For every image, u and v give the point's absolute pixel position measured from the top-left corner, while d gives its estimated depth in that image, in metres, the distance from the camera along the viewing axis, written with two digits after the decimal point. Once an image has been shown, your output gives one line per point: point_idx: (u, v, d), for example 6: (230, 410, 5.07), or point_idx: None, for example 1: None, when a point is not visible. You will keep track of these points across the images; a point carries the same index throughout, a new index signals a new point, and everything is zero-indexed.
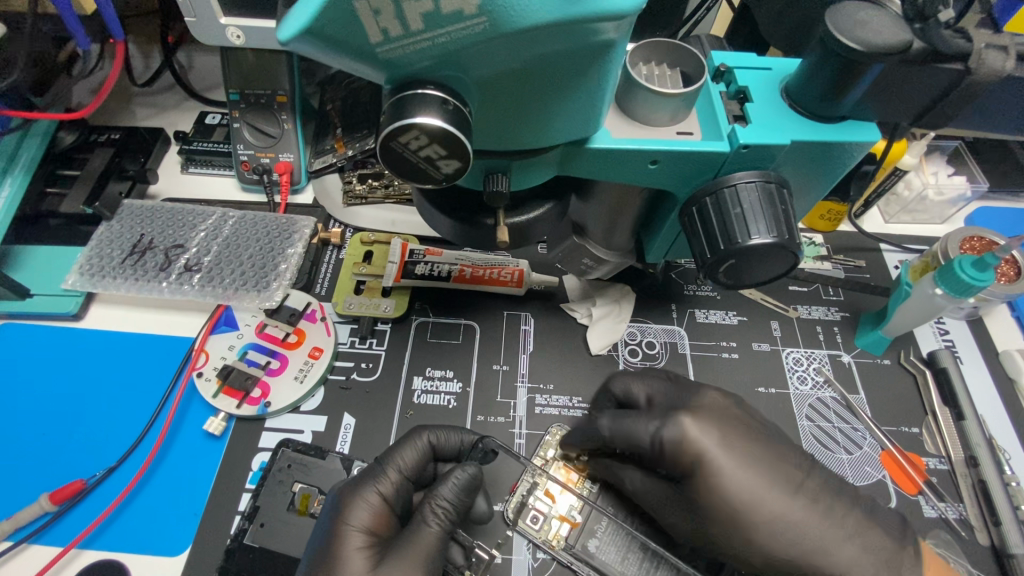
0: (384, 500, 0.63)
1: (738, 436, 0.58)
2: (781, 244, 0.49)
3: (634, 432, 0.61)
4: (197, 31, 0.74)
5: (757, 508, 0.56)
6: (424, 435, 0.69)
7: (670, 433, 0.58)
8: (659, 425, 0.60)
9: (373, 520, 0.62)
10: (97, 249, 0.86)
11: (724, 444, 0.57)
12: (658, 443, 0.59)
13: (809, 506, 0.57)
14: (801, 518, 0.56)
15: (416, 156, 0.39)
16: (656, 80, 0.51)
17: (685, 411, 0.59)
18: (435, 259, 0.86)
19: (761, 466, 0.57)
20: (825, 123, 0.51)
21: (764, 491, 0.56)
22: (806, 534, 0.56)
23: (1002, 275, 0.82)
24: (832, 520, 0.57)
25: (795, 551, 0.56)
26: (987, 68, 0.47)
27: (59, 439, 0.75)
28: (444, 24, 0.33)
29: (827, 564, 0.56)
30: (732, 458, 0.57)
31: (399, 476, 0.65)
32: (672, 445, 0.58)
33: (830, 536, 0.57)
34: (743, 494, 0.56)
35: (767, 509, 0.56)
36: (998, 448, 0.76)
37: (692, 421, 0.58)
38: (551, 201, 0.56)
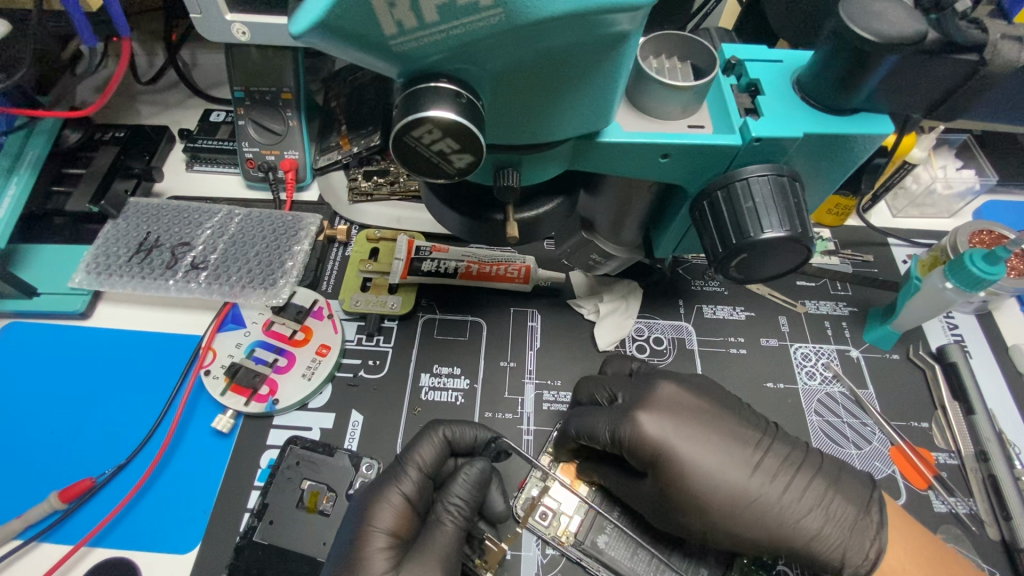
0: (407, 500, 0.63)
1: (689, 426, 0.65)
2: (793, 238, 0.49)
3: (595, 430, 0.68)
4: (202, 27, 0.73)
5: (714, 491, 0.63)
6: (439, 430, 0.68)
7: (626, 430, 0.65)
8: (616, 426, 0.66)
9: (396, 521, 0.62)
10: (103, 248, 0.85)
11: (677, 437, 0.64)
12: (617, 441, 0.66)
13: (767, 483, 0.64)
14: (760, 495, 0.63)
15: (428, 151, 0.39)
16: (667, 73, 0.51)
17: (639, 409, 0.66)
18: (442, 256, 0.86)
19: (714, 451, 0.64)
20: (837, 116, 0.51)
21: (718, 473, 0.63)
22: (766, 509, 0.63)
23: (1013, 270, 0.82)
24: (791, 497, 0.63)
25: (757, 526, 0.62)
26: (1002, 59, 0.47)
27: (68, 437, 0.76)
28: (458, 16, 0.33)
29: (790, 534, 0.62)
30: (686, 448, 0.64)
31: (420, 475, 0.65)
32: (629, 442, 0.65)
33: (790, 511, 0.63)
34: (699, 481, 0.63)
35: (723, 488, 0.63)
36: (1008, 442, 0.76)
37: (646, 417, 0.65)
38: (561, 195, 0.56)
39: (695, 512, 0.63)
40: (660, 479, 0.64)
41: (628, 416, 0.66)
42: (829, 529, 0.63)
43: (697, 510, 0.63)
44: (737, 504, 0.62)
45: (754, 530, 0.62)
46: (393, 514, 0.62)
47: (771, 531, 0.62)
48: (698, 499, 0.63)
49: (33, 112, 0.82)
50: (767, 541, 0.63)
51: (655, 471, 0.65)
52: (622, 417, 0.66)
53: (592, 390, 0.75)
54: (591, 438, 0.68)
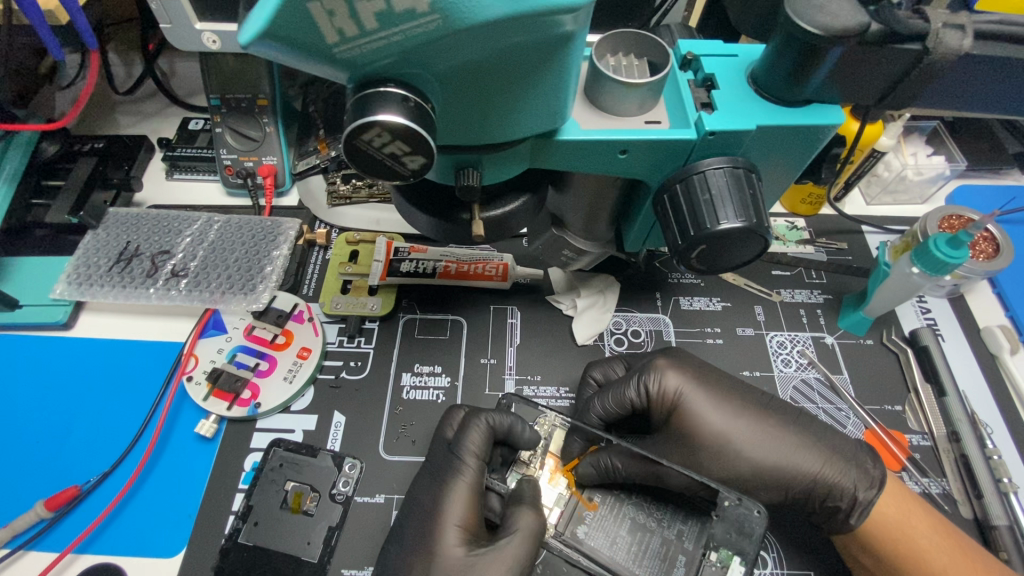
0: (472, 487, 0.66)
1: (707, 374, 0.74)
2: (748, 228, 0.50)
3: (621, 393, 0.74)
4: (173, 37, 0.74)
5: (735, 425, 0.70)
6: (482, 417, 0.69)
7: (653, 378, 0.73)
8: (641, 378, 0.74)
9: (467, 515, 0.65)
10: (83, 259, 0.86)
11: (697, 381, 0.73)
12: (644, 390, 0.73)
13: (779, 417, 0.72)
14: (775, 428, 0.71)
15: (381, 154, 0.40)
16: (623, 70, 0.52)
17: (661, 360, 0.74)
18: (420, 257, 0.88)
19: (728, 393, 0.73)
20: (790, 108, 0.52)
21: (734, 410, 0.71)
22: (778, 442, 0.70)
23: (981, 253, 0.83)
24: (795, 431, 0.71)
25: (774, 457, 0.69)
26: (944, 47, 0.48)
27: (54, 446, 0.76)
28: (397, 23, 0.34)
29: (803, 464, 0.69)
30: (705, 390, 0.72)
31: (477, 463, 0.67)
32: (656, 390, 0.73)
33: (802, 441, 0.70)
34: (720, 416, 0.71)
35: (740, 424, 0.71)
36: (980, 423, 0.77)
37: (668, 365, 0.73)
38: (526, 193, 0.57)
39: (719, 447, 0.70)
40: (683, 421, 0.71)
41: (652, 367, 0.73)
42: (834, 458, 0.69)
43: (720, 446, 0.70)
44: (754, 437, 0.70)
45: (772, 462, 0.69)
46: (464, 507, 0.65)
47: (786, 462, 0.69)
48: (720, 433, 0.70)
49: (10, 125, 0.82)
50: (784, 473, 0.69)
51: (678, 416, 0.72)
52: (646, 367, 0.74)
53: (603, 367, 0.80)
54: (619, 397, 0.74)
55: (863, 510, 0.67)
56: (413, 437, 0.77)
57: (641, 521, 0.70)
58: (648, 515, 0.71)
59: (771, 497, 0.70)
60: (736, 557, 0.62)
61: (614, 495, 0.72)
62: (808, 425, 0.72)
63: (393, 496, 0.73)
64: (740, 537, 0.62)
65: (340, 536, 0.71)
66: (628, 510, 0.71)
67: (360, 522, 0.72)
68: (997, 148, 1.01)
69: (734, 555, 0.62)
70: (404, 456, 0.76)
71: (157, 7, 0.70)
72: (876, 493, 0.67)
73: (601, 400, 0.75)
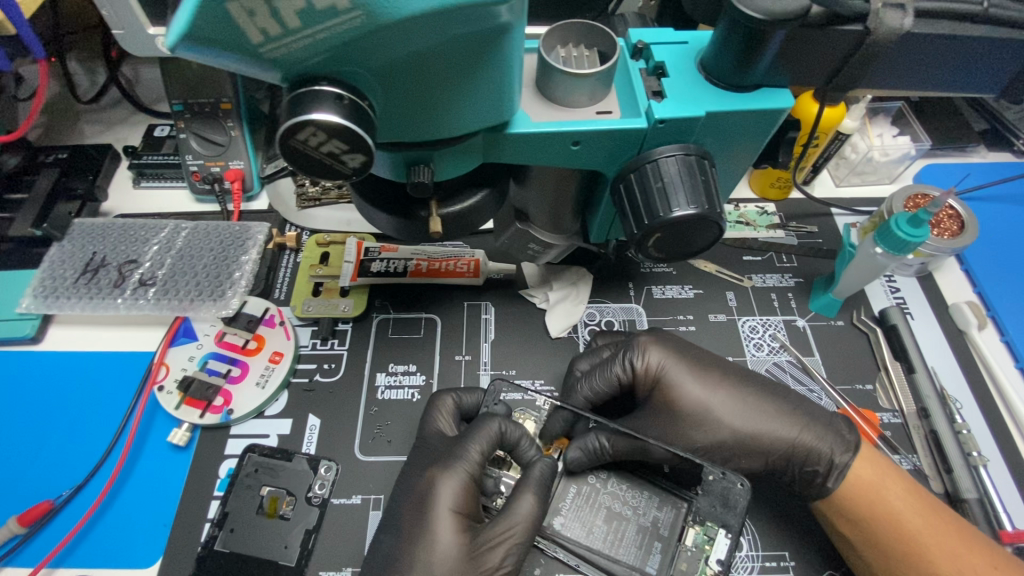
0: (471, 480, 0.66)
1: (690, 351, 0.75)
2: (701, 215, 0.50)
3: (608, 370, 0.75)
4: (127, 43, 0.73)
5: (718, 397, 0.72)
6: (495, 422, 0.68)
7: (636, 354, 0.74)
8: (626, 355, 0.75)
9: (462, 500, 0.65)
10: (50, 271, 0.85)
11: (680, 358, 0.74)
12: (629, 367, 0.75)
13: (758, 390, 0.73)
14: (756, 400, 0.72)
15: (318, 152, 0.40)
16: (573, 61, 0.52)
17: (644, 338, 0.75)
18: (390, 256, 0.88)
19: (711, 368, 0.74)
20: (739, 92, 0.52)
21: (716, 384, 0.73)
22: (755, 409, 0.71)
23: (947, 231, 0.84)
24: (775, 401, 0.72)
25: (754, 425, 0.70)
26: (886, 26, 0.49)
27: (25, 461, 0.76)
28: (321, 20, 0.33)
29: (782, 430, 0.70)
30: (687, 366, 0.73)
31: (478, 464, 0.66)
32: (636, 365, 0.74)
33: (781, 410, 0.71)
34: (703, 390, 0.72)
35: (720, 395, 0.72)
36: (949, 398, 0.78)
37: (651, 343, 0.75)
38: (485, 188, 0.57)
39: (700, 417, 0.71)
40: (667, 396, 0.72)
41: (636, 343, 0.75)
42: (811, 425, 0.70)
43: (701, 415, 0.71)
44: (736, 408, 0.71)
45: (752, 430, 0.70)
46: (457, 493, 0.65)
47: (765, 429, 0.70)
48: (700, 404, 0.71)
49: None
50: (763, 439, 0.70)
51: (661, 391, 0.73)
52: (630, 344, 0.75)
53: (590, 356, 0.80)
54: (607, 375, 0.75)
55: (840, 473, 0.68)
56: (389, 437, 0.77)
57: (617, 510, 0.70)
58: (623, 504, 0.70)
59: (753, 465, 0.70)
60: (721, 529, 0.66)
61: (590, 484, 0.72)
62: (784, 395, 0.73)
63: (370, 496, 0.74)
64: (725, 510, 0.67)
65: (317, 540, 0.71)
66: (604, 499, 0.70)
67: (337, 523, 0.72)
68: (962, 126, 1.02)
69: (720, 527, 0.67)
70: (380, 456, 0.76)
71: (107, 12, 0.69)
72: (852, 456, 0.68)
73: (589, 382, 0.76)
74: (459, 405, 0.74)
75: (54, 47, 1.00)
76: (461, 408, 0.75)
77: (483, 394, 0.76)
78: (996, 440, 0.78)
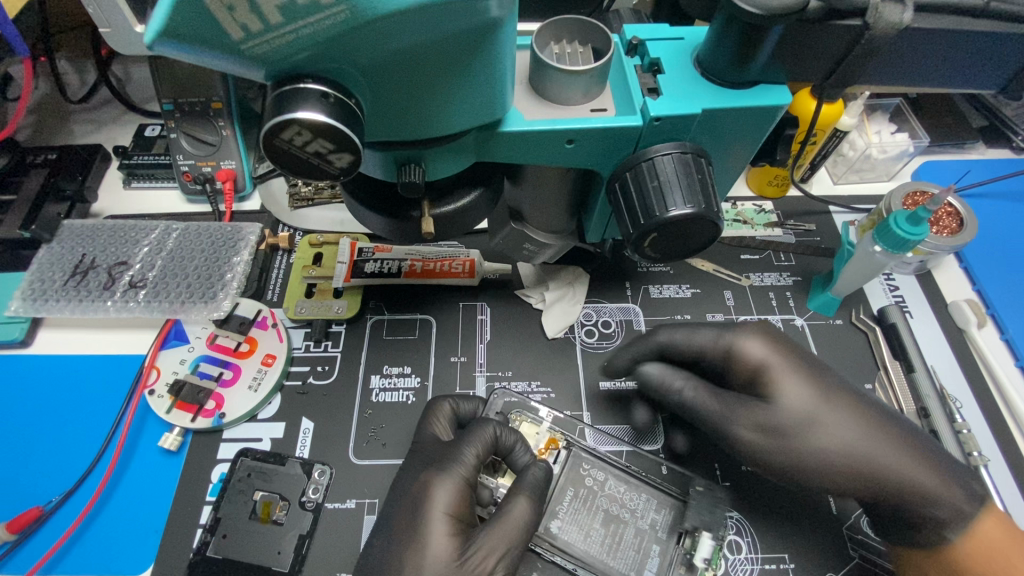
0: (466, 485, 0.65)
1: (801, 355, 0.71)
2: (698, 214, 0.49)
3: (698, 340, 0.74)
4: (114, 41, 0.72)
5: (827, 408, 0.68)
6: (490, 426, 0.68)
7: (735, 342, 0.71)
8: (724, 337, 0.72)
9: (456, 503, 0.64)
10: (38, 273, 0.83)
11: (788, 356, 0.70)
12: (724, 348, 0.72)
13: (872, 408, 0.69)
14: (871, 422, 0.67)
15: (304, 152, 0.39)
16: (567, 58, 0.51)
17: (752, 328, 0.72)
18: (384, 256, 0.87)
19: (823, 375, 0.70)
20: (736, 89, 0.51)
21: (828, 393, 0.69)
22: (854, 417, 0.67)
23: (945, 228, 0.83)
24: (892, 422, 0.68)
25: (868, 446, 0.66)
26: (885, 21, 0.48)
27: (15, 467, 0.74)
28: (303, 15, 0.32)
29: (898, 460, 0.66)
30: (796, 365, 0.70)
31: (473, 468, 0.66)
32: (738, 352, 0.71)
33: (899, 437, 0.67)
34: (813, 397, 0.68)
35: (834, 407, 0.68)
36: (948, 398, 0.78)
37: (754, 336, 0.71)
38: (479, 188, 0.56)
39: (807, 426, 0.67)
40: (772, 393, 0.68)
41: (738, 328, 0.72)
42: (932, 463, 0.66)
43: (808, 422, 0.67)
44: (850, 423, 0.67)
45: (863, 450, 0.66)
46: (452, 497, 0.64)
47: (880, 455, 0.66)
48: (809, 409, 0.67)
49: None
50: (875, 463, 0.66)
51: (763, 389, 0.69)
52: (731, 326, 0.73)
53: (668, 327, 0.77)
54: (693, 335, 0.74)
55: (958, 524, 0.64)
56: (383, 440, 0.76)
57: (615, 512, 0.69)
58: (621, 506, 0.69)
59: (851, 485, 0.66)
60: (703, 532, 0.67)
61: (587, 486, 0.70)
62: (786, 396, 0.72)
63: (365, 500, 0.73)
64: (710, 518, 0.68)
65: (311, 545, 0.70)
66: (602, 501, 0.69)
67: (332, 527, 0.71)
68: (960, 122, 1.01)
69: (705, 531, 0.67)
70: (375, 459, 0.75)
71: (94, 10, 0.67)
72: (977, 508, 0.64)
73: (671, 329, 0.75)
74: (456, 412, 0.73)
75: (43, 46, 0.98)
76: (458, 416, 0.73)
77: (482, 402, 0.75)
78: (997, 439, 0.77)
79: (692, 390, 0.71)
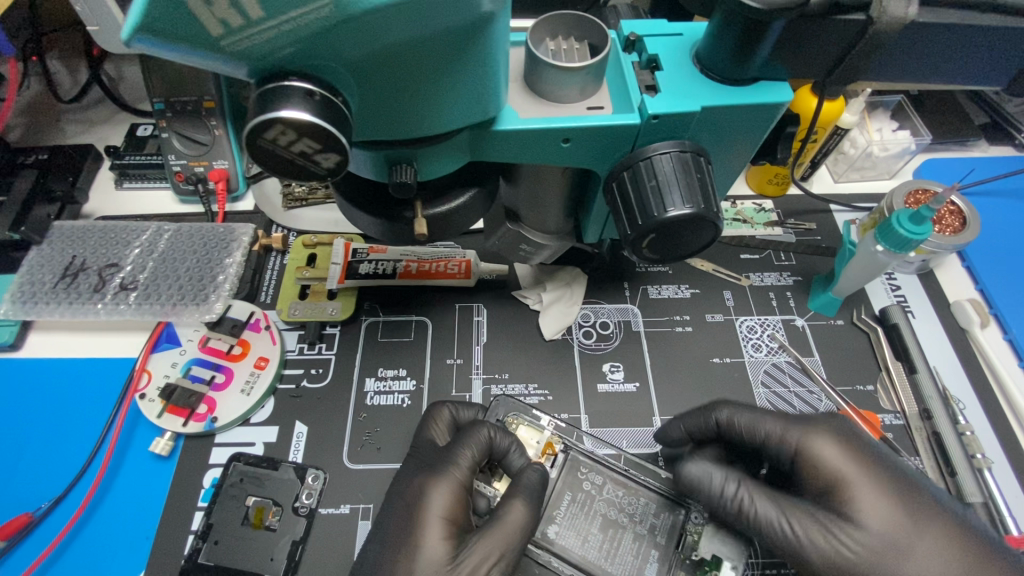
0: (461, 488, 0.64)
1: (885, 466, 0.62)
2: (697, 214, 0.48)
3: (762, 436, 0.66)
4: (101, 39, 0.70)
5: (914, 535, 0.59)
6: (485, 428, 0.68)
7: (807, 448, 0.63)
8: (794, 440, 0.64)
9: (452, 507, 0.63)
10: (28, 276, 0.82)
11: (869, 469, 0.62)
12: (789, 451, 0.64)
13: (971, 538, 0.59)
14: (971, 554, 0.58)
15: (290, 152, 0.38)
16: (563, 55, 0.50)
17: (827, 433, 0.64)
18: (379, 257, 0.86)
19: (911, 492, 0.61)
20: (736, 86, 0.50)
21: (916, 515, 0.60)
22: (951, 548, 0.58)
23: (948, 227, 0.82)
24: (996, 558, 0.58)
25: None
26: (889, 16, 0.47)
27: (4, 472, 0.73)
28: (285, 10, 0.31)
29: None
30: (876, 479, 0.61)
31: (468, 471, 0.65)
32: (807, 456, 0.63)
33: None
34: (896, 518, 0.59)
35: (923, 536, 0.59)
36: (951, 399, 0.77)
37: (829, 441, 0.63)
38: (473, 188, 0.55)
39: (891, 558, 0.58)
40: (847, 514, 0.60)
41: (808, 431, 0.64)
42: None
43: (891, 553, 0.58)
44: (942, 554, 0.58)
45: None
46: (448, 500, 0.63)
47: None
48: (890, 537, 0.59)
49: None
50: None
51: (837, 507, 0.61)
52: (801, 428, 0.64)
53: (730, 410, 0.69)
54: (755, 433, 0.66)
55: None
56: (378, 444, 0.75)
57: (613, 517, 0.67)
58: (619, 511, 0.68)
59: None
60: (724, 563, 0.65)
61: (586, 491, 0.69)
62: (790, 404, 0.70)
63: (359, 505, 0.71)
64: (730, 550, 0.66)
65: (304, 551, 0.69)
66: (600, 506, 0.68)
67: (326, 533, 0.70)
68: (962, 119, 1.00)
69: (724, 561, 0.65)
70: (370, 463, 0.74)
71: (81, 7, 0.66)
72: None
73: (732, 418, 0.67)
74: (455, 419, 0.73)
75: (33, 44, 0.97)
76: (457, 422, 0.73)
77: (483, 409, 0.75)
78: (1001, 441, 0.76)
79: (748, 494, 0.63)
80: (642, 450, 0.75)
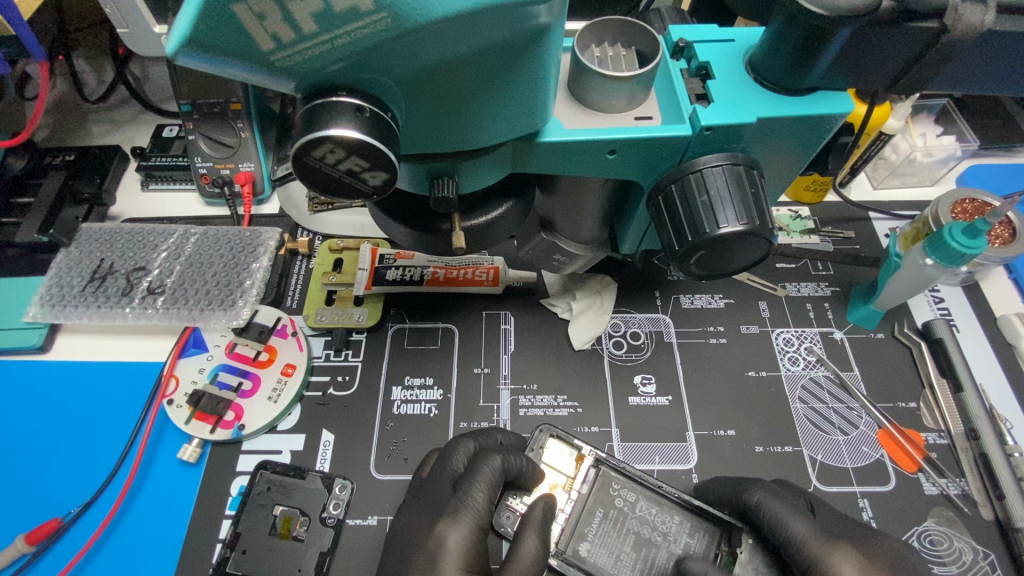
0: (478, 526, 0.62)
1: None
2: (751, 231, 0.45)
3: (791, 536, 0.60)
4: (130, 41, 0.70)
5: None
6: (497, 455, 0.65)
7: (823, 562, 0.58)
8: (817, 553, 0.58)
9: (469, 556, 0.60)
10: (55, 278, 0.82)
11: None
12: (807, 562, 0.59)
13: None
14: None
15: (336, 170, 0.36)
16: (610, 62, 0.48)
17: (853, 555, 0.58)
18: (407, 263, 0.85)
19: None
20: (792, 96, 0.47)
21: None
22: None
23: (997, 238, 0.78)
24: None
25: None
26: (964, 23, 0.43)
27: (33, 476, 0.73)
28: (340, 24, 0.30)
29: None
30: None
31: (484, 499, 0.63)
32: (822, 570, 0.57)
33: None
34: None
35: None
36: (998, 418, 0.74)
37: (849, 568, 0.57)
38: (512, 199, 0.53)
39: None
40: None
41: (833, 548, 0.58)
42: None
43: None
44: None
45: None
46: (464, 551, 0.60)
47: None
48: None
49: None
50: None
51: None
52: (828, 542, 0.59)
53: (769, 492, 0.63)
54: (784, 529, 0.60)
55: None
56: (405, 454, 0.74)
57: (645, 536, 0.66)
58: (652, 529, 0.66)
59: None
60: None
61: (619, 507, 0.67)
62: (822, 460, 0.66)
63: (386, 517, 0.70)
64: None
65: (331, 563, 0.68)
66: (633, 523, 0.66)
67: (352, 547, 0.69)
68: (1009, 123, 0.96)
69: None
70: (397, 474, 0.73)
71: (111, 9, 0.65)
72: None
73: (768, 502, 0.62)
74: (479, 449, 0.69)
75: (60, 45, 0.97)
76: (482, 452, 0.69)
77: (503, 437, 0.72)
78: None
79: None
80: (674, 466, 0.73)
